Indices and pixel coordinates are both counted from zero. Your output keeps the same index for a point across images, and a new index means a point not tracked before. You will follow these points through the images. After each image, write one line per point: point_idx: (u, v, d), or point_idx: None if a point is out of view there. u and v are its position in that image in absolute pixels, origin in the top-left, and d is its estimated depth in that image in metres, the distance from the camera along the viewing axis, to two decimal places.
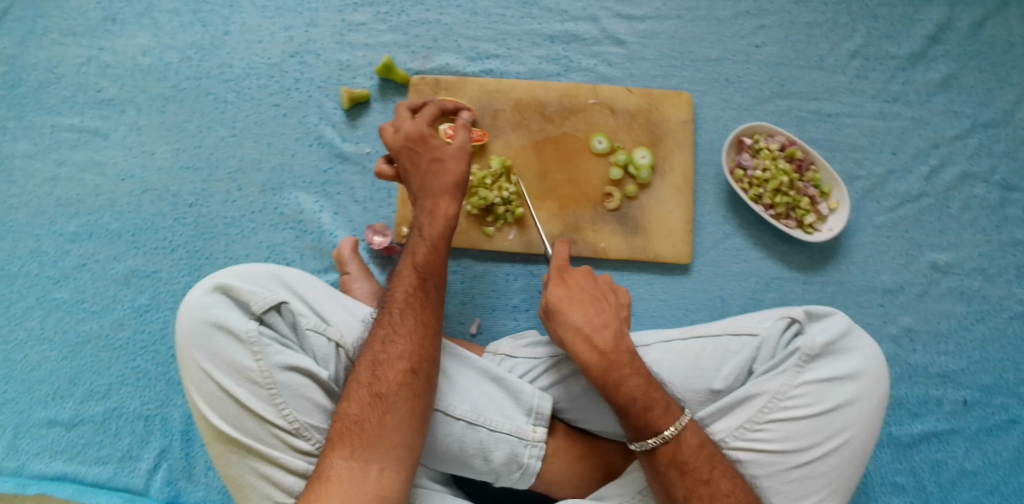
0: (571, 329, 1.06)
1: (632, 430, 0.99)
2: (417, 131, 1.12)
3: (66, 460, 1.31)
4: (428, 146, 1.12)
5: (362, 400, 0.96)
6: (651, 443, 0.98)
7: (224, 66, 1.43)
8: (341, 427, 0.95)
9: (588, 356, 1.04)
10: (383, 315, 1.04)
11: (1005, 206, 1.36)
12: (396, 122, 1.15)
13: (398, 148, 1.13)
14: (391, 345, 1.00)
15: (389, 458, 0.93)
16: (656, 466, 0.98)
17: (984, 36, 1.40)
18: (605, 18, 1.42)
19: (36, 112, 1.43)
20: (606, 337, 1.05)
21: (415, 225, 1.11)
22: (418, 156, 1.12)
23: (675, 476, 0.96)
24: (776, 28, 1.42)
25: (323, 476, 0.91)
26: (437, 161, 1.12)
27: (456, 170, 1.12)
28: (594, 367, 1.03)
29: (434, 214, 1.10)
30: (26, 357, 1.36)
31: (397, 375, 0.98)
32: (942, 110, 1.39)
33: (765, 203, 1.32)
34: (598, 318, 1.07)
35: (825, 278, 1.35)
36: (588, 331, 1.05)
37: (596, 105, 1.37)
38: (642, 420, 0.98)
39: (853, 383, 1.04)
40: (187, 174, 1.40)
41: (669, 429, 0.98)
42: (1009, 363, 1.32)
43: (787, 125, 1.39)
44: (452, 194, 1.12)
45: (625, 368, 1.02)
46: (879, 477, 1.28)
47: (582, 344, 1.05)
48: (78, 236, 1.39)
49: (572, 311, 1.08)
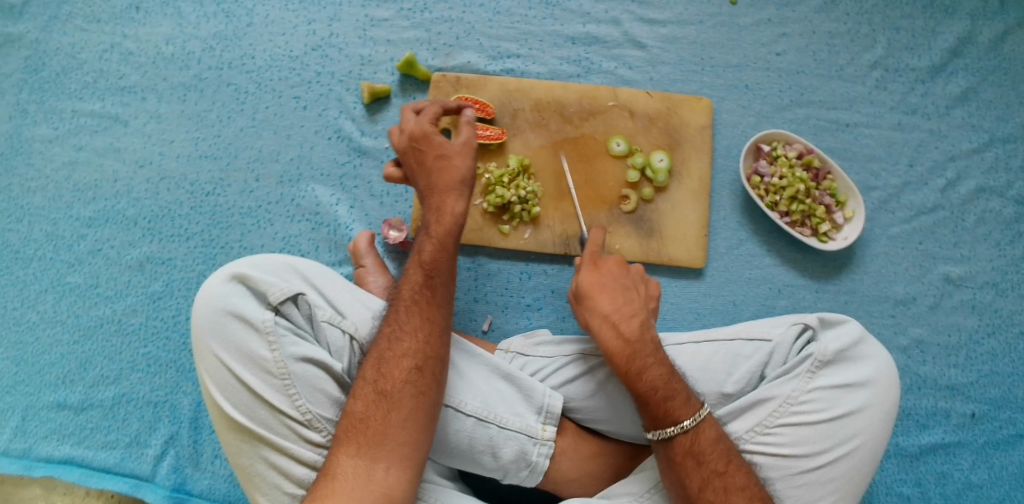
0: (599, 316, 1.09)
1: (650, 419, 1.01)
2: (421, 130, 1.15)
3: (74, 444, 1.32)
4: (432, 145, 1.14)
5: (367, 398, 0.97)
6: (669, 432, 0.99)
7: (246, 56, 1.44)
8: (347, 424, 0.96)
9: (614, 343, 1.05)
10: (390, 312, 1.05)
11: (1020, 221, 1.37)
12: (402, 124, 1.18)
13: (405, 150, 1.16)
14: (396, 342, 1.00)
15: (395, 457, 0.93)
16: (672, 456, 0.99)
17: (1005, 51, 1.41)
18: (627, 21, 1.43)
19: (57, 97, 1.44)
20: (633, 326, 1.07)
21: (423, 225, 1.12)
22: (424, 155, 1.14)
23: (691, 466, 0.97)
24: (797, 37, 1.42)
25: (330, 473, 0.92)
26: (442, 158, 1.14)
27: (461, 167, 1.14)
28: (618, 354, 1.05)
29: (440, 211, 1.11)
30: (38, 339, 1.37)
31: (403, 372, 0.98)
32: (960, 124, 1.39)
33: (781, 210, 1.33)
34: (627, 307, 1.09)
35: (838, 286, 1.35)
36: (616, 318, 1.07)
37: (615, 108, 1.38)
38: (660, 410, 1.00)
39: (865, 390, 1.04)
40: (205, 162, 1.41)
41: (688, 419, 0.99)
42: (1018, 378, 1.33)
43: (804, 134, 1.39)
44: (457, 191, 1.13)
45: (648, 357, 1.04)
46: (884, 486, 1.29)
47: (609, 331, 1.07)
48: (94, 221, 1.40)
49: (601, 299, 1.10)
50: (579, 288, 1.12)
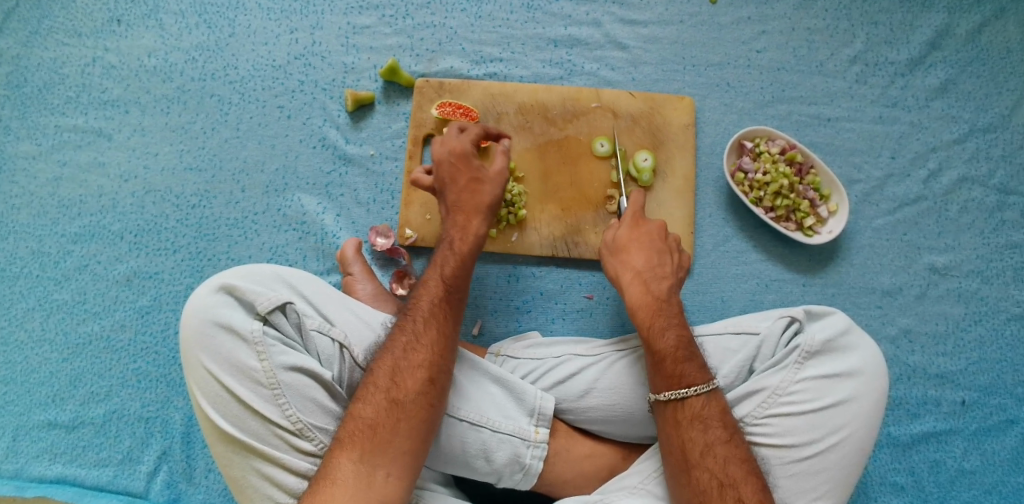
0: (631, 271, 1.12)
1: (663, 377, 1.01)
2: (462, 148, 1.20)
3: (65, 462, 1.31)
4: (468, 167, 1.19)
5: (379, 405, 0.96)
6: (684, 392, 0.99)
7: (229, 67, 1.44)
8: (353, 429, 0.94)
9: (640, 297, 1.09)
10: (409, 321, 1.05)
11: (1003, 209, 1.38)
12: (440, 141, 1.22)
13: (439, 162, 1.20)
14: (412, 353, 1.01)
15: (396, 466, 0.93)
16: (680, 418, 0.98)
17: (982, 42, 1.42)
18: (608, 22, 1.44)
19: (39, 113, 1.43)
20: (662, 287, 1.10)
21: (446, 239, 1.16)
22: (459, 173, 1.18)
23: (697, 430, 0.97)
24: (777, 34, 1.43)
25: (330, 476, 0.91)
26: (475, 181, 1.18)
27: (490, 192, 1.18)
28: (642, 307, 1.08)
29: (465, 231, 1.15)
30: (26, 358, 1.36)
31: (417, 384, 0.98)
32: (939, 115, 1.41)
33: (766, 206, 1.35)
34: (660, 268, 1.12)
35: (825, 279, 1.36)
36: (649, 276, 1.11)
37: (599, 109, 1.38)
38: (676, 368, 1.01)
39: (852, 380, 1.05)
40: (191, 175, 1.41)
41: (701, 385, 0.99)
42: (1007, 364, 1.34)
43: (787, 129, 1.40)
44: (479, 216, 1.16)
45: (672, 317, 1.07)
46: (879, 477, 1.30)
47: (639, 286, 1.10)
48: (80, 237, 1.39)
49: (634, 256, 1.13)
50: (616, 239, 1.16)
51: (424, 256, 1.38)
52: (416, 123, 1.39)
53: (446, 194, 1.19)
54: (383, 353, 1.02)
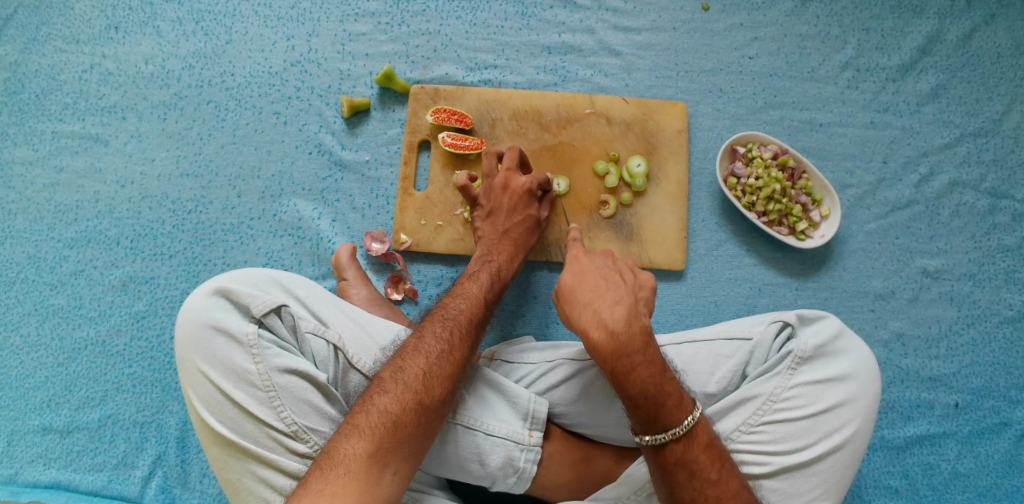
0: (582, 307, 1.06)
1: (642, 423, 0.99)
2: (527, 188, 1.26)
3: (61, 467, 1.32)
4: (529, 205, 1.26)
5: (406, 404, 0.96)
6: (660, 439, 0.97)
7: (225, 74, 1.45)
8: (377, 422, 0.94)
9: (598, 338, 1.01)
10: (446, 331, 1.06)
11: (994, 213, 1.38)
12: (507, 173, 1.27)
13: (500, 190, 1.26)
14: (443, 362, 1.02)
15: (403, 467, 0.93)
16: (663, 463, 0.98)
17: (972, 48, 1.43)
18: (601, 29, 1.45)
19: (36, 119, 1.44)
20: (616, 315, 1.03)
21: (486, 257, 1.23)
22: (510, 207, 1.26)
23: (683, 475, 0.97)
24: (769, 41, 1.44)
25: (340, 465, 0.90)
26: (531, 221, 1.27)
27: (534, 236, 1.28)
28: (603, 349, 1.01)
29: (511, 262, 1.24)
30: (22, 364, 1.36)
31: (441, 395, 0.99)
32: (931, 120, 1.42)
33: (758, 210, 1.35)
34: (611, 295, 1.06)
35: (817, 284, 1.37)
36: (599, 307, 1.04)
37: (592, 115, 1.39)
38: (652, 415, 0.97)
39: (847, 384, 1.05)
40: (187, 180, 1.42)
41: (681, 426, 0.97)
42: (1000, 367, 1.34)
43: (779, 134, 1.42)
44: (524, 253, 1.26)
45: (635, 355, 1.00)
46: (873, 480, 1.30)
47: (592, 320, 1.03)
48: (76, 242, 1.40)
49: (583, 292, 1.07)
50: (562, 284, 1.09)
51: (419, 261, 1.38)
52: (411, 129, 1.40)
53: (495, 219, 1.26)
54: (410, 356, 1.02)
